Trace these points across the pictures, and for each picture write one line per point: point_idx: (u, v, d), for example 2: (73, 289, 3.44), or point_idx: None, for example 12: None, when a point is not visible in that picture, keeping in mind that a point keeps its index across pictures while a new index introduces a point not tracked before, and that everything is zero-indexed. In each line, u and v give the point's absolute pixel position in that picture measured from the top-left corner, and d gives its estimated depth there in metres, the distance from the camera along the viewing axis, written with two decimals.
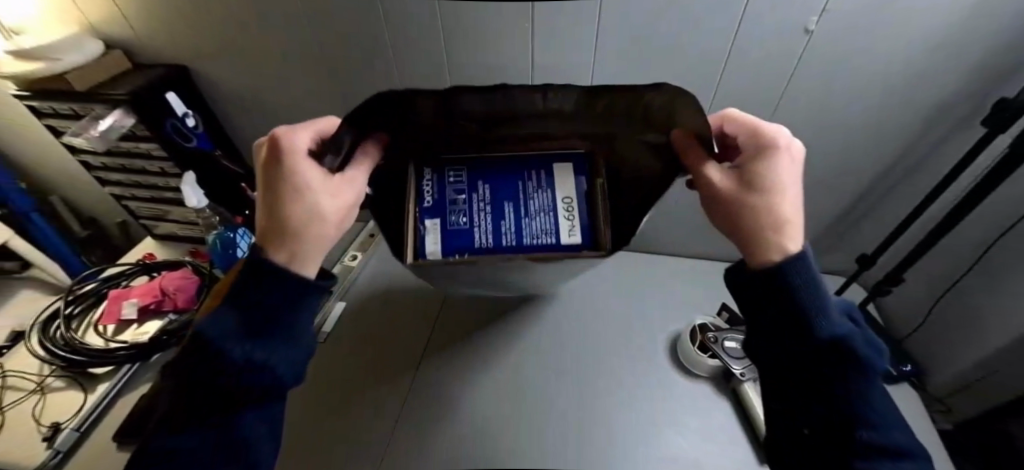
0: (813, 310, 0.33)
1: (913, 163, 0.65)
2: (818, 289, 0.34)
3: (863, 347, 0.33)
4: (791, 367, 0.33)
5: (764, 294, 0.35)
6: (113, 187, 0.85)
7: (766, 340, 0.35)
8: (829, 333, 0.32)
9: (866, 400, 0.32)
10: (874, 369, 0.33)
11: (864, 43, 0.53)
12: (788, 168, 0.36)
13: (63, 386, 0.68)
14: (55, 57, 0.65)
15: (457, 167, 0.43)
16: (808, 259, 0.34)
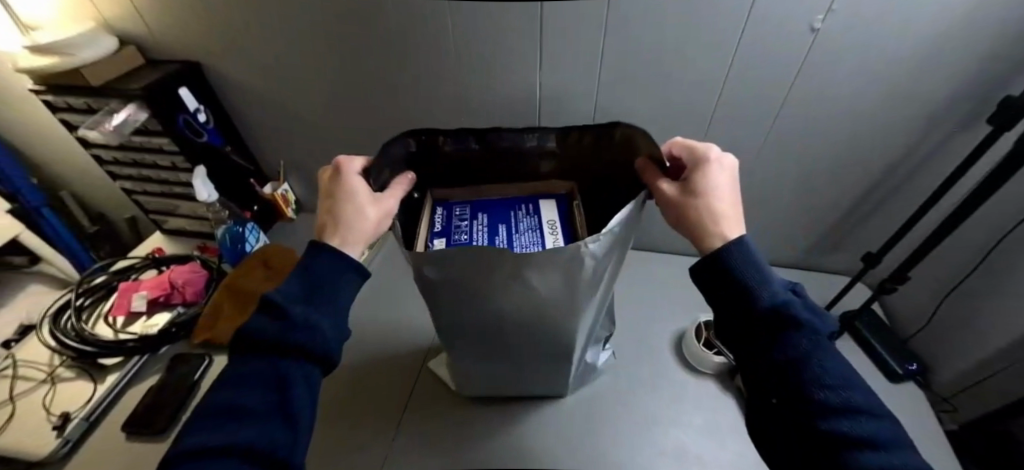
0: (752, 282, 0.34)
1: (919, 161, 0.66)
2: (758, 262, 0.35)
3: (809, 316, 0.33)
4: (744, 337, 0.34)
5: (710, 273, 0.36)
6: (124, 181, 0.86)
7: (721, 312, 0.36)
8: (771, 300, 0.33)
9: (821, 361, 0.31)
10: (824, 331, 0.33)
11: (868, 42, 0.54)
12: (723, 176, 0.40)
13: (73, 376, 0.69)
14: (69, 53, 0.66)
15: (461, 204, 0.49)
16: (748, 242, 0.36)
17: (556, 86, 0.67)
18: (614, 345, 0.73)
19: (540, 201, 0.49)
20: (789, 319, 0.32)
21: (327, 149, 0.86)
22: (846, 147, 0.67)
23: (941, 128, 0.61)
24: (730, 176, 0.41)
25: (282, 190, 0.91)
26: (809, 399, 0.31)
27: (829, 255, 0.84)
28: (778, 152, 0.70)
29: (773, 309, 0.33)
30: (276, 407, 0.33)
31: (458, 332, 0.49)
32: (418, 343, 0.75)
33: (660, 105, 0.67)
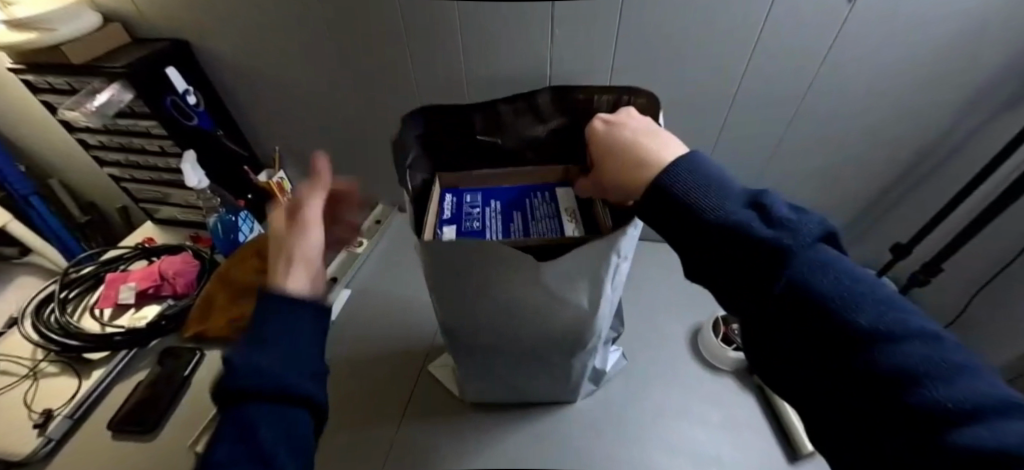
0: (695, 197, 0.28)
1: (951, 147, 0.62)
2: (705, 178, 0.29)
3: (775, 223, 0.25)
4: (723, 278, 0.27)
5: (658, 215, 0.30)
6: (111, 168, 0.83)
7: (687, 253, 0.29)
8: (732, 222, 0.26)
9: (815, 282, 0.24)
10: (811, 237, 0.25)
11: (904, 15, 0.51)
12: (633, 127, 0.36)
13: (57, 372, 0.66)
14: (50, 28, 0.62)
15: (472, 191, 0.45)
16: (677, 162, 0.30)
17: (569, 67, 0.64)
18: (625, 341, 0.69)
19: (555, 187, 0.45)
20: (760, 237, 0.25)
21: (326, 135, 0.82)
22: (874, 132, 0.63)
23: (977, 111, 0.58)
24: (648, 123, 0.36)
25: (278, 178, 0.87)
26: (836, 331, 0.23)
27: (850, 247, 0.80)
28: (801, 137, 0.67)
29: (737, 231, 0.26)
30: None
31: (465, 327, 0.46)
32: (422, 337, 0.72)
33: (678, 85, 0.63)
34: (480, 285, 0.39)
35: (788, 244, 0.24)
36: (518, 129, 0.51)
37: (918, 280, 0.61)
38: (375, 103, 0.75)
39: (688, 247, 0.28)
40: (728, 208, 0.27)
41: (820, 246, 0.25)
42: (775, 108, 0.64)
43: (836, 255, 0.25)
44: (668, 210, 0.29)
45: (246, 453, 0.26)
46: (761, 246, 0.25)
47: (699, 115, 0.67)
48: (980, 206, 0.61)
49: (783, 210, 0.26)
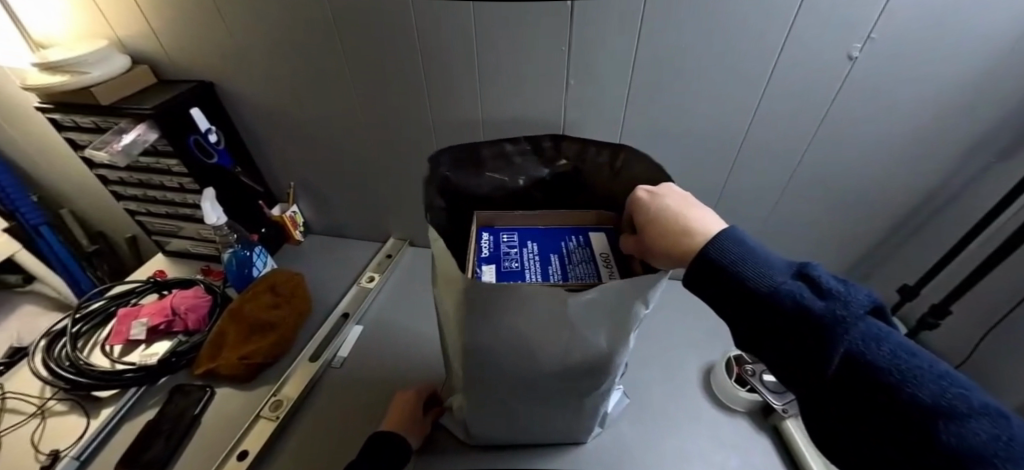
0: (749, 272, 0.30)
1: (953, 192, 0.64)
2: (751, 254, 0.31)
3: (830, 299, 0.28)
4: (775, 347, 0.29)
5: (712, 285, 0.32)
6: (128, 202, 0.84)
7: (737, 322, 0.31)
8: (786, 295, 0.28)
9: (869, 356, 0.27)
10: (862, 312, 0.28)
11: (902, 70, 0.54)
12: (670, 199, 0.39)
13: (65, 410, 0.65)
14: (83, 71, 0.64)
15: (509, 231, 0.47)
16: (728, 235, 0.33)
17: (582, 115, 0.67)
18: (637, 383, 0.69)
19: (589, 232, 0.48)
20: (818, 311, 0.27)
21: (341, 172, 0.84)
22: (876, 177, 0.66)
23: (977, 160, 0.60)
24: (687, 195, 0.39)
25: (291, 212, 0.90)
26: (894, 401, 0.26)
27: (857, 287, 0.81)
28: (806, 179, 0.69)
29: (792, 303, 0.28)
30: None
31: (483, 372, 0.46)
32: (432, 373, 0.72)
33: (686, 129, 0.66)
34: (503, 332, 0.39)
35: (843, 318, 0.27)
36: (522, 169, 0.55)
37: (927, 322, 0.62)
38: (392, 144, 0.78)
39: (743, 318, 0.30)
40: (779, 282, 0.29)
41: (871, 321, 0.27)
42: (780, 154, 0.66)
43: (885, 328, 0.28)
44: (723, 281, 0.31)
45: None
46: (817, 319, 0.27)
47: (705, 157, 0.69)
48: (983, 250, 0.63)
49: (832, 283, 0.29)
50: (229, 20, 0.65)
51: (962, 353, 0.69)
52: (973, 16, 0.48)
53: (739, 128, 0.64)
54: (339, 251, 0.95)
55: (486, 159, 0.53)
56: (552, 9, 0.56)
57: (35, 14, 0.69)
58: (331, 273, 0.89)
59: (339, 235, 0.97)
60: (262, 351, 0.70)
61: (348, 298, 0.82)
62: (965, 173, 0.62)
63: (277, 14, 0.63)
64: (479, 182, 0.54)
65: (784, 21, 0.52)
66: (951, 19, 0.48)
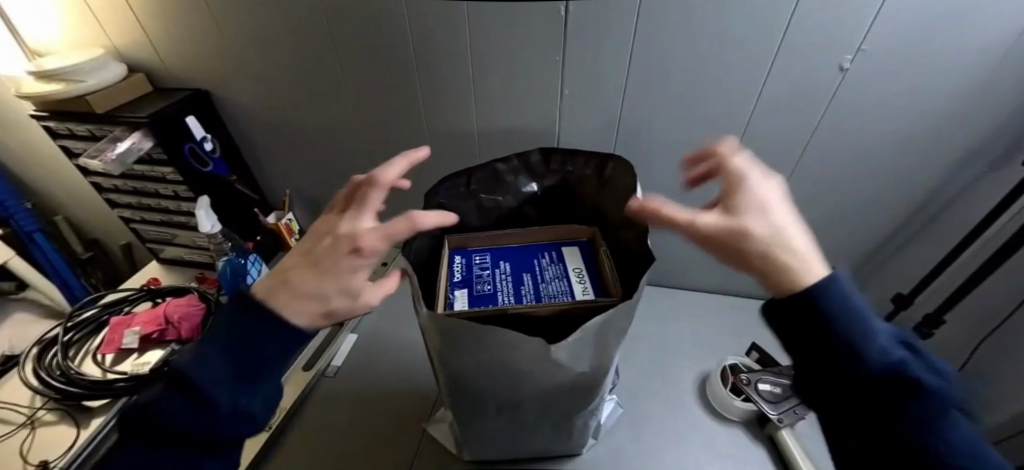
0: (862, 330, 0.29)
1: (945, 201, 0.65)
2: (855, 311, 0.30)
3: (920, 374, 0.29)
4: (840, 391, 0.29)
5: (804, 327, 0.30)
6: (122, 209, 0.84)
7: (811, 367, 0.30)
8: (882, 360, 0.28)
9: (940, 433, 0.28)
10: (942, 392, 0.29)
11: (894, 78, 0.54)
12: (771, 200, 0.34)
13: (55, 420, 0.65)
14: (79, 79, 0.65)
15: (481, 252, 0.49)
16: (836, 284, 0.30)
17: (576, 123, 0.67)
18: (632, 393, 0.69)
19: (561, 247, 0.49)
20: (908, 378, 0.28)
21: (337, 180, 0.85)
22: (870, 185, 0.66)
23: (967, 170, 0.61)
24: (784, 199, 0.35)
25: (287, 219, 0.84)
26: None
27: (853, 295, 0.81)
28: (800, 188, 0.69)
29: (881, 369, 0.28)
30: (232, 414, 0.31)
31: (474, 385, 0.45)
32: (427, 383, 0.71)
33: (681, 138, 0.66)
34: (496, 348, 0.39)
35: (923, 391, 0.28)
36: (514, 185, 0.54)
37: (922, 332, 0.62)
38: (388, 152, 0.78)
39: (826, 368, 0.29)
40: (883, 350, 0.29)
41: (944, 398, 0.29)
42: (775, 163, 0.67)
43: (950, 410, 0.29)
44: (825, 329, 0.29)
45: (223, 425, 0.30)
46: (911, 390, 0.28)
47: None
48: (977, 258, 0.63)
49: (909, 363, 0.30)
50: (226, 30, 0.66)
51: (954, 362, 0.69)
52: (960, 29, 0.49)
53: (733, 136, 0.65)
54: None
55: (478, 181, 0.53)
56: (547, 17, 0.56)
57: (32, 22, 0.69)
58: None
59: None
60: None
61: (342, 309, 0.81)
62: (956, 183, 0.63)
63: (274, 24, 0.63)
64: (472, 206, 0.54)
65: (778, 29, 0.53)
66: (940, 30, 0.49)
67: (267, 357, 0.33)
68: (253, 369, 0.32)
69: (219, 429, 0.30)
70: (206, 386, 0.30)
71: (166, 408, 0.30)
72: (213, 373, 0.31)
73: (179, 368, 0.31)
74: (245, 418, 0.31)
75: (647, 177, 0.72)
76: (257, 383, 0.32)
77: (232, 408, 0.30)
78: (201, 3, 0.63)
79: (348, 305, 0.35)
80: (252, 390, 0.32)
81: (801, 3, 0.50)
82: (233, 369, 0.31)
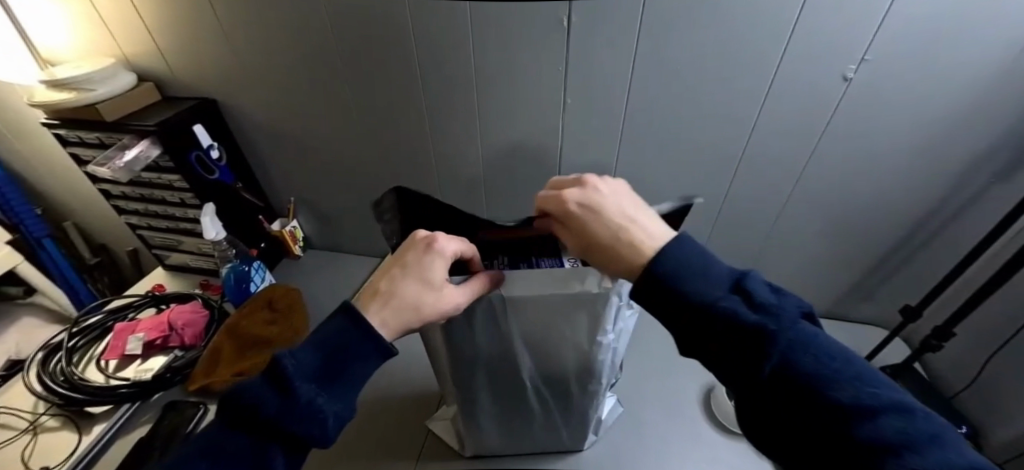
0: (687, 278, 0.28)
1: (954, 210, 0.64)
2: (691, 263, 0.29)
3: (759, 299, 0.26)
4: (714, 359, 0.26)
5: (656, 293, 0.29)
6: (130, 216, 0.85)
7: (674, 327, 0.28)
8: (723, 309, 0.26)
9: (797, 358, 0.24)
10: (793, 318, 0.25)
11: (898, 87, 0.54)
12: (599, 192, 0.36)
13: (57, 426, 0.65)
14: (90, 88, 0.66)
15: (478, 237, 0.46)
16: (679, 240, 0.30)
17: (579, 130, 0.67)
18: (635, 404, 0.68)
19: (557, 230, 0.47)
20: (751, 320, 0.25)
21: (342, 188, 0.85)
22: (877, 194, 0.65)
23: (975, 179, 0.60)
24: (615, 192, 0.36)
25: (291, 226, 0.89)
26: (826, 415, 0.22)
27: (858, 306, 0.80)
28: (808, 197, 0.68)
29: (730, 318, 0.25)
30: (308, 409, 0.29)
31: (479, 383, 0.47)
32: (428, 392, 0.71)
33: (685, 145, 0.66)
34: (500, 338, 0.41)
35: (766, 327, 0.24)
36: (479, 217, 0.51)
37: (931, 344, 0.60)
38: (391, 159, 0.78)
39: (686, 328, 0.27)
40: (714, 294, 0.27)
41: (794, 320, 0.25)
42: (780, 171, 0.66)
43: (815, 332, 0.25)
44: (663, 289, 0.28)
45: (300, 409, 0.29)
46: (744, 323, 0.25)
47: (704, 174, 0.69)
48: (988, 269, 0.62)
49: (765, 294, 0.26)
50: (233, 39, 0.66)
51: (965, 377, 0.67)
52: (964, 35, 0.48)
53: (737, 145, 0.65)
54: (338, 266, 0.95)
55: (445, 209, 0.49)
56: (552, 25, 0.56)
57: (46, 32, 0.70)
58: (330, 290, 0.89)
59: (339, 250, 0.98)
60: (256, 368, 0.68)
61: None
62: (965, 191, 0.62)
63: (279, 33, 0.64)
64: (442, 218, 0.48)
65: (778, 42, 0.53)
66: (943, 37, 0.49)
67: (352, 356, 0.32)
68: (336, 373, 0.32)
69: (295, 426, 0.28)
70: (293, 372, 0.30)
71: (253, 387, 0.29)
72: (303, 364, 0.31)
73: (275, 357, 0.30)
74: (319, 420, 0.29)
75: (651, 183, 0.72)
76: (335, 383, 0.31)
77: (310, 402, 0.29)
78: (210, 12, 0.64)
79: (433, 300, 0.35)
80: (331, 395, 0.31)
81: (805, 10, 0.50)
82: (321, 365, 0.31)
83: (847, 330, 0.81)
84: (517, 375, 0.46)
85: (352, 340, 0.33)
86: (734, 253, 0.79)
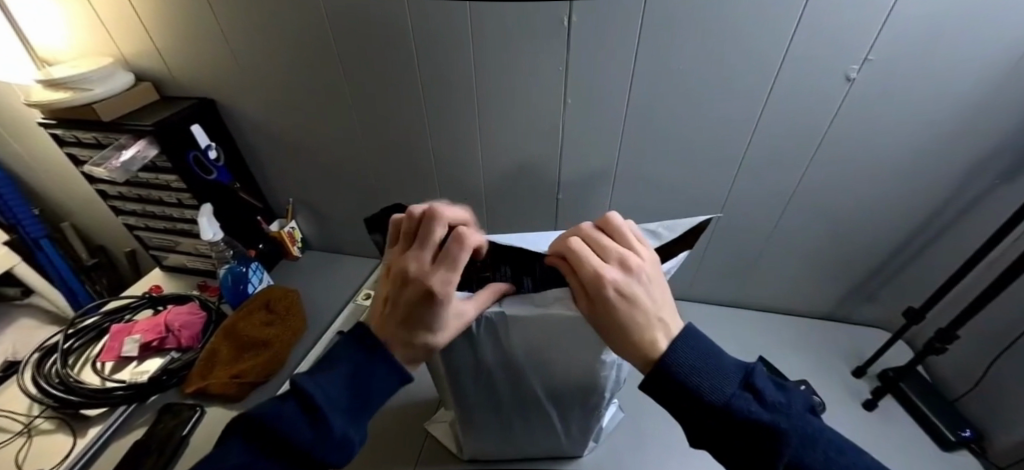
0: (701, 378, 0.28)
1: (957, 212, 0.63)
2: (704, 356, 0.29)
3: (767, 400, 0.27)
4: (727, 452, 0.27)
5: (671, 392, 0.28)
6: (127, 216, 0.84)
7: (687, 423, 0.28)
8: (739, 408, 0.26)
9: (805, 456, 0.26)
10: (800, 415, 0.27)
11: (900, 88, 0.54)
12: (640, 277, 0.33)
13: (52, 428, 0.64)
14: (87, 88, 0.65)
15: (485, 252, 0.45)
16: (692, 337, 0.30)
17: (579, 131, 0.67)
18: (636, 407, 0.68)
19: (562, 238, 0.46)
20: (767, 420, 0.26)
21: (340, 189, 0.85)
22: (878, 196, 0.65)
23: (978, 181, 0.60)
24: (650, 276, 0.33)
25: (290, 227, 0.90)
26: None
27: (860, 308, 0.80)
28: (810, 198, 0.68)
29: (745, 419, 0.26)
30: (337, 439, 0.30)
31: (477, 387, 0.46)
32: (427, 395, 0.70)
33: (686, 146, 0.66)
34: (497, 343, 0.40)
35: (780, 430, 0.26)
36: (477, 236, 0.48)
37: (933, 347, 0.60)
38: (390, 161, 0.78)
39: (699, 427, 0.27)
40: (728, 391, 0.27)
41: (800, 417, 0.27)
42: (781, 172, 0.66)
43: (819, 425, 0.27)
44: (678, 390, 0.28)
45: (330, 440, 0.30)
46: (757, 426, 0.26)
47: (705, 175, 0.69)
48: (991, 272, 0.61)
49: (771, 392, 0.28)
50: (231, 39, 0.66)
51: (967, 380, 0.67)
52: (967, 35, 0.48)
53: (740, 145, 0.64)
54: (337, 267, 0.94)
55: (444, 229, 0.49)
56: (552, 25, 0.56)
57: (43, 31, 0.70)
58: (329, 292, 0.89)
59: (338, 251, 0.97)
60: (255, 370, 0.69)
61: (342, 318, 0.80)
62: (968, 193, 0.61)
63: (278, 33, 0.64)
64: None
65: (780, 42, 0.53)
66: (946, 36, 0.49)
67: (378, 387, 0.34)
68: (364, 403, 0.33)
69: (329, 457, 0.30)
70: (326, 407, 0.30)
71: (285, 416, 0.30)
72: (333, 398, 0.31)
73: (304, 388, 0.31)
74: (347, 449, 0.31)
75: (652, 184, 0.72)
76: (362, 411, 0.33)
77: (343, 435, 0.31)
78: (207, 12, 0.63)
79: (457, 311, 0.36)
80: (357, 423, 0.33)
81: (807, 10, 0.50)
82: (350, 396, 0.32)
83: (848, 332, 0.81)
84: (515, 379, 0.45)
85: (379, 373, 0.34)
86: (735, 255, 0.79)
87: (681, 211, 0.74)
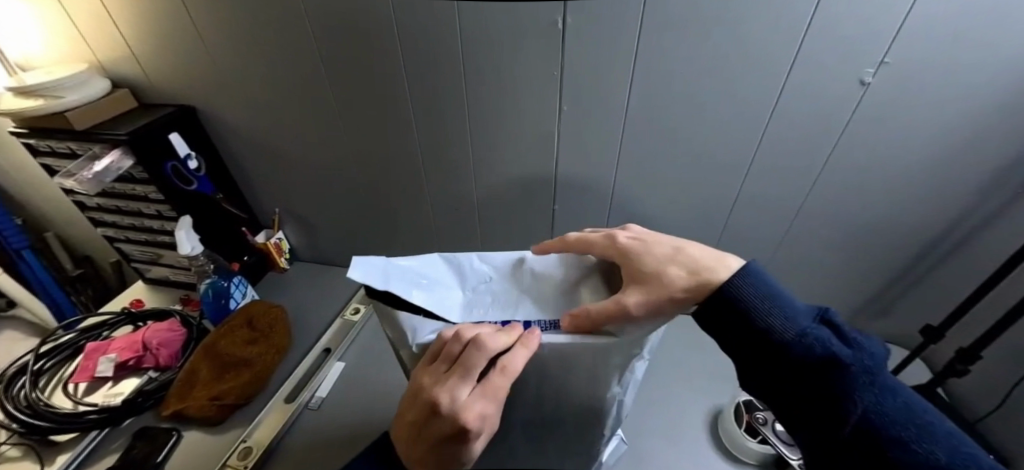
0: (773, 310, 0.32)
1: (979, 221, 0.60)
2: (772, 293, 0.33)
3: (846, 337, 0.30)
4: (790, 393, 0.31)
5: (737, 320, 0.33)
6: (106, 228, 0.81)
7: (749, 358, 0.33)
8: (814, 343, 0.30)
9: (881, 404, 0.28)
10: (878, 364, 0.30)
11: (919, 93, 0.50)
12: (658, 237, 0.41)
13: (18, 456, 0.60)
14: (58, 95, 0.62)
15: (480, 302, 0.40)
16: (758, 272, 0.35)
17: (578, 138, 0.64)
18: (639, 432, 0.64)
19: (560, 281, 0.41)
20: (848, 359, 0.29)
21: (328, 198, 0.81)
22: (895, 205, 0.61)
23: (1002, 188, 0.56)
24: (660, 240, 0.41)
25: (276, 238, 0.87)
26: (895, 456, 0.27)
27: (871, 321, 0.76)
28: (821, 208, 0.64)
29: (819, 349, 0.29)
30: None
31: None
32: None
33: (689, 153, 0.62)
34: None
35: (851, 370, 0.28)
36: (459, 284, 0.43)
37: (955, 368, 0.56)
38: (381, 169, 0.74)
39: (769, 361, 0.31)
40: (802, 324, 0.31)
41: (880, 360, 0.30)
42: (791, 180, 0.62)
43: (895, 382, 0.30)
44: (746, 319, 0.32)
45: None
46: (828, 362, 0.29)
47: (711, 183, 0.65)
48: (1016, 286, 0.58)
49: (851, 333, 0.31)
50: (211, 44, 0.63)
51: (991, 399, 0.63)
52: (992, 34, 0.45)
53: (748, 152, 0.61)
54: (325, 279, 0.91)
55: None
56: (546, 26, 0.53)
57: (16, 36, 0.67)
58: (316, 305, 0.85)
59: (327, 262, 0.94)
60: (235, 391, 0.65)
61: (330, 336, 0.77)
62: (992, 200, 0.57)
63: (260, 37, 0.61)
64: None
65: (791, 44, 0.50)
66: (971, 35, 0.45)
67: None
68: None
69: None
70: None
71: None
72: None
73: None
74: None
75: (654, 191, 0.68)
76: None
77: None
78: (186, 16, 0.60)
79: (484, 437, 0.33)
80: None
81: (820, 9, 0.46)
82: None
83: None
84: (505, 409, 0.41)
85: None
86: None
87: (685, 220, 0.71)
